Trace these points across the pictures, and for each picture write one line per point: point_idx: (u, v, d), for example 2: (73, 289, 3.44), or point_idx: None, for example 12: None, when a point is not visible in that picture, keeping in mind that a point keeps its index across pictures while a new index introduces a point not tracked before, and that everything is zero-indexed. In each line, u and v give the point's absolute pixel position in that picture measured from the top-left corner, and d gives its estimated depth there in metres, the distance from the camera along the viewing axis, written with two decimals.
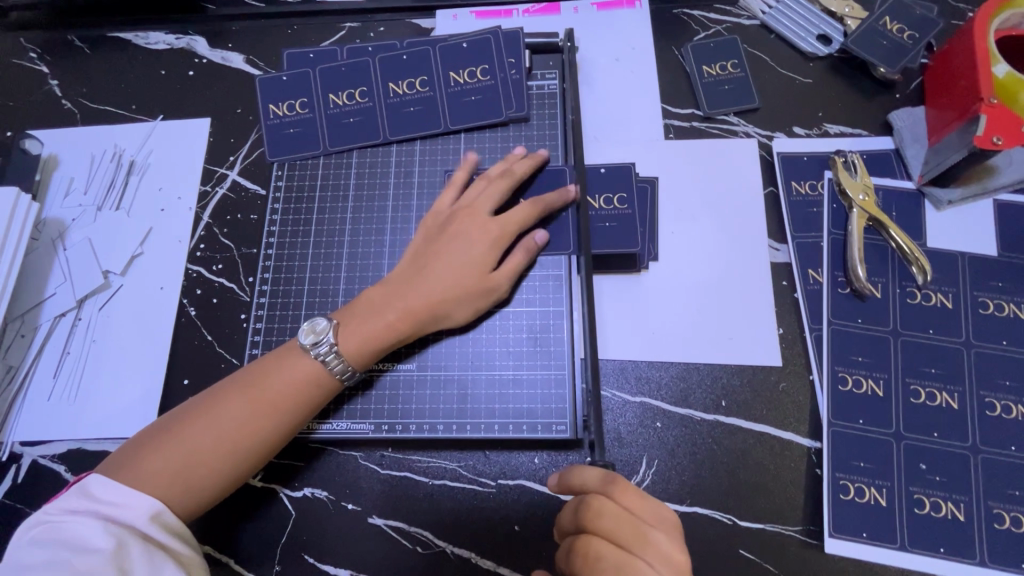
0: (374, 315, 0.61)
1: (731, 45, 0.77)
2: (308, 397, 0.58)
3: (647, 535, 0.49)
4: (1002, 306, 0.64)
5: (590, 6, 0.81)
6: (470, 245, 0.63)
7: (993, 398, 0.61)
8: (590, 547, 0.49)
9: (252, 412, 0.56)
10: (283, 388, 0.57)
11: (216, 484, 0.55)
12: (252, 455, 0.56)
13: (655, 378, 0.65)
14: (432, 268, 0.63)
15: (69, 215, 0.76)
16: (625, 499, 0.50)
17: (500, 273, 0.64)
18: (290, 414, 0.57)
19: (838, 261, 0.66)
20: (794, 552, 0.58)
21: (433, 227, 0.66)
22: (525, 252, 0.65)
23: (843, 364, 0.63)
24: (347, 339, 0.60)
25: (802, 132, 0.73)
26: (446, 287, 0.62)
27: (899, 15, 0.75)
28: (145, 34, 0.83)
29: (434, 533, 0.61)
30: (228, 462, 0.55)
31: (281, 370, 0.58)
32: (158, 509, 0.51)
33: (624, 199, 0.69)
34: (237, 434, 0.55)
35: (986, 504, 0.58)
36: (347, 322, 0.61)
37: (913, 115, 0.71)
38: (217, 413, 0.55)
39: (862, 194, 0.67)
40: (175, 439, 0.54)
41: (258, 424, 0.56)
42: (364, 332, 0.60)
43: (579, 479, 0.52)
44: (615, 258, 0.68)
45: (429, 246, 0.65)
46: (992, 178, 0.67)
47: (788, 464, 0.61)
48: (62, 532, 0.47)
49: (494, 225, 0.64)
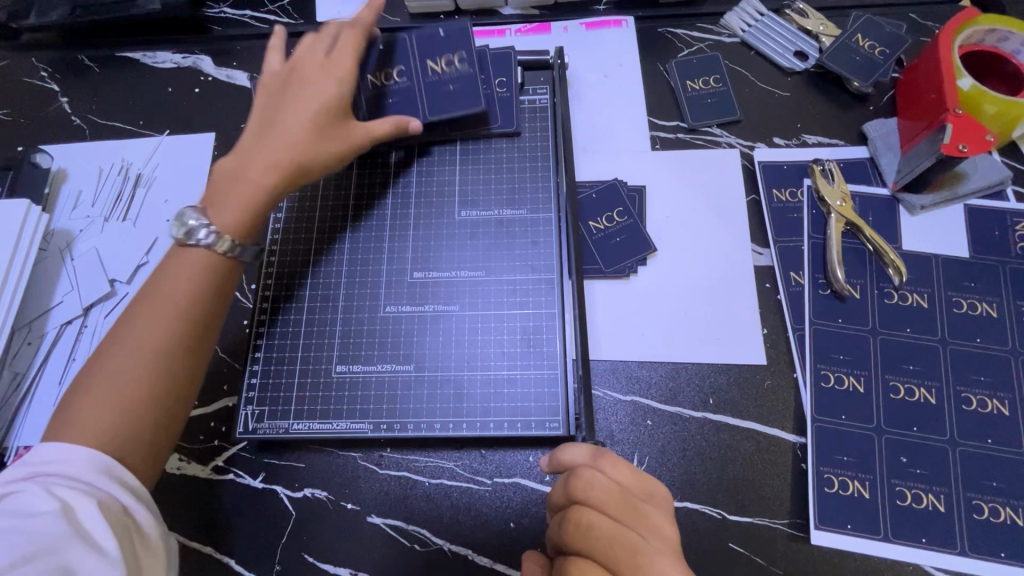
0: (237, 181, 0.62)
1: (713, 61, 0.81)
2: (215, 270, 0.58)
3: (639, 507, 0.50)
4: (976, 305, 0.66)
5: (579, 26, 0.85)
6: (322, 92, 0.65)
7: (970, 393, 0.63)
8: (582, 516, 0.50)
9: (153, 322, 0.54)
10: (177, 284, 0.56)
11: (150, 421, 0.52)
12: (171, 334, 0.54)
13: (644, 377, 0.67)
14: (271, 134, 0.63)
15: (76, 226, 0.78)
16: (612, 470, 0.52)
17: (360, 130, 0.68)
18: (199, 288, 0.57)
19: (818, 264, 0.69)
20: (781, 545, 0.60)
21: (280, 79, 0.68)
22: (394, 125, 0.69)
23: (825, 362, 0.65)
24: (220, 216, 0.60)
25: (782, 142, 0.76)
26: (292, 151, 0.63)
27: (871, 32, 0.79)
28: (152, 54, 0.87)
29: (431, 531, 0.63)
30: (149, 385, 0.53)
31: (169, 276, 0.57)
32: (95, 464, 0.49)
33: (622, 212, 0.73)
34: (144, 353, 0.53)
35: (965, 496, 0.60)
36: (214, 201, 0.61)
37: (886, 125, 0.75)
38: (118, 345, 0.53)
39: (840, 200, 0.70)
40: (86, 386, 0.52)
41: (167, 320, 0.54)
42: (239, 207, 0.60)
43: (568, 455, 0.54)
44: (614, 257, 0.71)
45: (275, 94, 0.67)
46: (961, 184, 0.71)
47: (774, 460, 0.63)
48: (8, 501, 0.45)
49: (327, 85, 0.66)
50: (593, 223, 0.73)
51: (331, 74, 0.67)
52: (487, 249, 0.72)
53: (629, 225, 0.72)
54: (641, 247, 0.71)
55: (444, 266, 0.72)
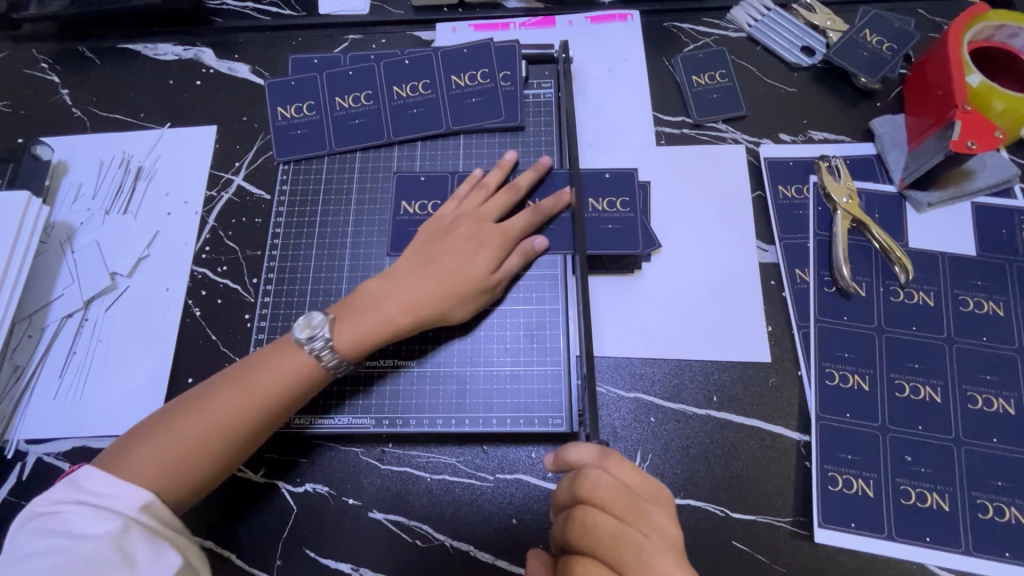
0: (369, 309, 0.62)
1: (719, 56, 0.80)
2: (299, 383, 0.59)
3: (643, 507, 0.50)
4: (982, 303, 0.66)
5: (584, 20, 0.84)
6: (471, 250, 0.65)
7: (975, 392, 0.63)
8: (587, 516, 0.50)
9: (240, 396, 0.57)
10: (275, 375, 0.58)
11: (196, 480, 0.55)
12: (255, 414, 0.57)
13: (648, 374, 0.67)
14: (439, 266, 0.64)
15: (77, 219, 0.78)
16: (618, 470, 0.51)
17: (498, 275, 0.65)
18: (276, 409, 0.58)
19: (823, 262, 0.69)
20: (785, 543, 0.60)
21: (432, 230, 0.68)
22: (523, 257, 0.67)
23: (830, 360, 0.65)
24: (341, 333, 0.61)
25: (788, 138, 0.76)
26: (447, 284, 0.63)
27: (878, 28, 0.78)
28: (154, 45, 0.86)
29: (433, 527, 0.62)
30: (213, 453, 0.56)
31: (270, 361, 0.59)
32: (146, 499, 0.51)
33: (626, 203, 0.71)
34: (225, 423, 0.56)
35: (969, 494, 0.60)
36: (343, 316, 0.62)
37: (894, 121, 0.74)
38: (200, 414, 0.56)
39: (846, 197, 0.70)
40: (162, 431, 0.55)
41: (247, 409, 0.57)
42: (361, 326, 0.61)
43: (573, 453, 0.52)
44: (613, 239, 0.69)
45: (421, 240, 0.67)
46: (969, 181, 0.70)
47: (778, 457, 0.63)
48: (56, 521, 0.48)
49: (498, 234, 0.66)
50: (593, 201, 0.71)
51: (486, 233, 0.66)
52: None
53: (627, 218, 0.70)
54: (631, 242, 0.69)
55: None
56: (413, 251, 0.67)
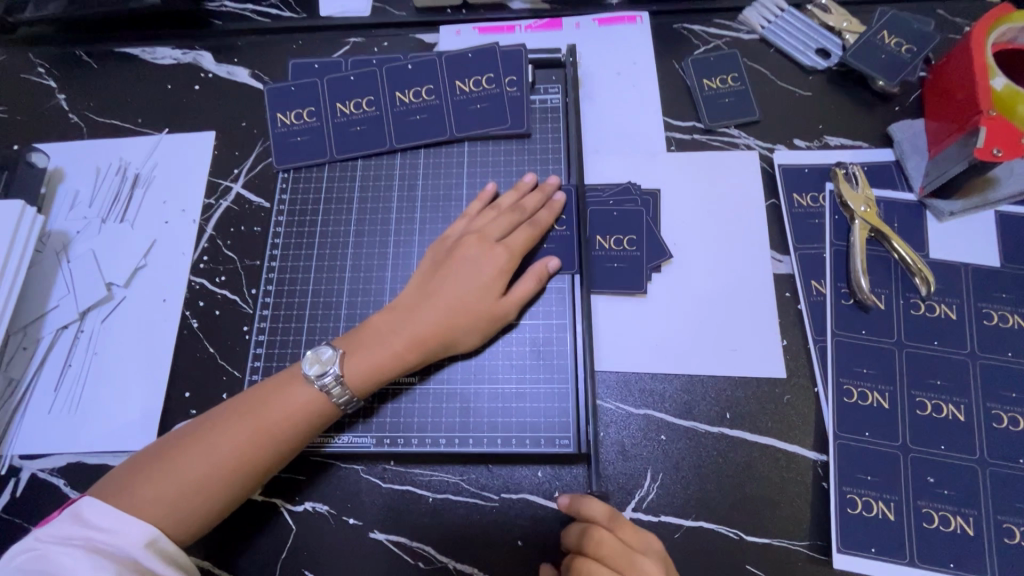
0: (380, 342, 0.60)
1: (731, 59, 0.78)
2: (312, 418, 0.57)
3: (639, 564, 0.50)
4: (1007, 317, 0.63)
5: (591, 22, 0.82)
6: (477, 274, 0.63)
7: (1000, 410, 0.60)
8: (585, 571, 0.50)
9: (249, 434, 0.55)
10: (284, 414, 0.56)
11: (202, 518, 0.53)
12: (265, 452, 0.55)
13: (658, 390, 0.64)
14: (443, 296, 0.62)
15: (73, 228, 0.76)
16: (625, 534, 0.52)
17: (507, 299, 0.63)
18: (288, 445, 0.56)
19: (841, 273, 0.66)
20: (801, 568, 0.58)
21: (441, 253, 0.66)
22: (535, 279, 0.64)
23: (848, 376, 0.63)
24: (353, 367, 0.59)
25: (803, 143, 0.73)
26: (455, 315, 0.61)
27: (898, 29, 0.76)
28: (152, 49, 0.85)
29: (436, 549, 0.60)
30: (221, 491, 0.54)
31: (281, 395, 0.57)
32: (152, 536, 0.50)
33: (633, 240, 0.69)
34: (234, 461, 0.54)
35: (995, 518, 0.57)
36: (353, 351, 0.60)
37: (913, 127, 0.71)
38: (206, 449, 0.54)
39: (864, 206, 0.67)
40: (168, 462, 0.54)
41: (256, 447, 0.55)
42: (370, 361, 0.59)
43: (585, 509, 0.52)
44: (620, 279, 0.68)
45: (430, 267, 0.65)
46: (993, 189, 0.67)
47: (794, 477, 0.61)
48: (47, 562, 0.46)
49: (503, 251, 0.64)
50: (601, 237, 0.70)
51: (492, 255, 0.64)
52: None
53: (632, 257, 0.68)
54: (633, 282, 0.68)
55: None
56: (418, 279, 0.65)
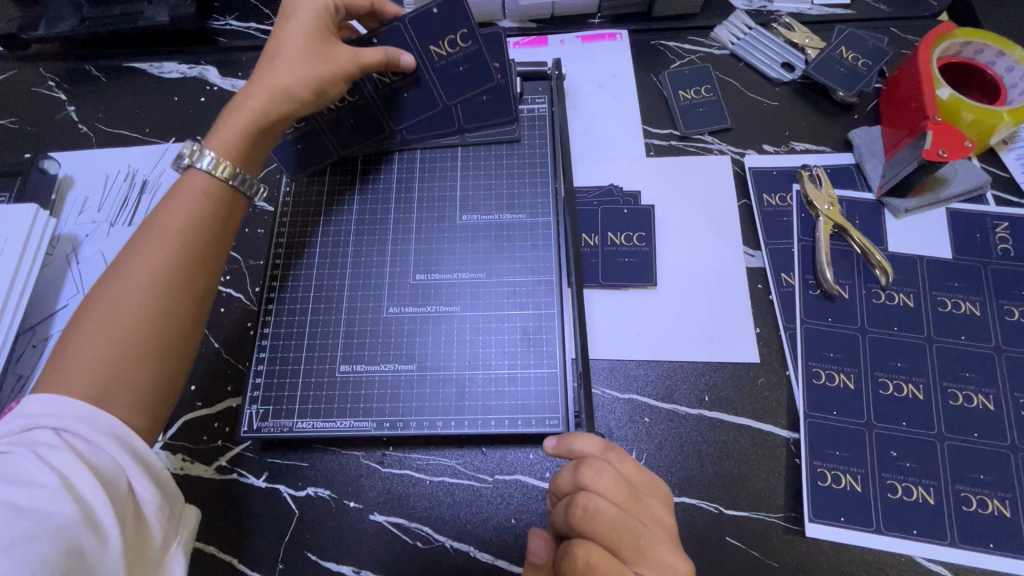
0: (238, 109, 0.64)
1: (704, 72, 0.84)
2: (218, 204, 0.60)
3: (642, 499, 0.53)
4: (959, 304, 0.69)
5: (574, 39, 0.88)
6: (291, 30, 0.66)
7: (956, 389, 0.65)
8: (590, 501, 0.51)
9: (152, 237, 0.56)
10: (181, 212, 0.58)
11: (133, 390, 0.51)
12: (175, 237, 0.56)
13: (641, 375, 0.69)
14: (278, 52, 0.65)
15: (82, 231, 0.79)
16: (624, 467, 0.54)
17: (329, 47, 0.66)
18: (196, 224, 0.58)
19: (808, 266, 0.72)
20: (777, 538, 0.61)
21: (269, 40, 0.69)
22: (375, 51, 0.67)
23: (817, 360, 0.67)
24: (217, 140, 0.62)
25: (771, 148, 0.79)
26: (287, 64, 0.64)
27: (854, 45, 0.82)
28: (159, 64, 0.89)
29: (433, 528, 0.64)
30: (152, 323, 0.53)
31: (172, 206, 0.58)
32: (108, 426, 0.48)
33: (643, 237, 0.74)
34: (148, 254, 0.55)
35: (954, 488, 0.62)
36: (219, 126, 0.64)
37: (870, 133, 0.78)
38: (108, 311, 0.52)
39: (827, 204, 0.73)
40: (81, 334, 0.51)
41: (164, 232, 0.56)
42: (230, 130, 0.63)
43: (580, 445, 0.56)
44: (631, 271, 0.73)
45: (300, 56, 0.65)
46: (943, 189, 0.74)
47: (768, 454, 0.65)
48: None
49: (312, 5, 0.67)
50: (612, 235, 0.75)
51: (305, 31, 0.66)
52: (487, 252, 0.74)
53: (642, 252, 0.74)
54: (644, 275, 0.72)
55: (445, 268, 0.73)
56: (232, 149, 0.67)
